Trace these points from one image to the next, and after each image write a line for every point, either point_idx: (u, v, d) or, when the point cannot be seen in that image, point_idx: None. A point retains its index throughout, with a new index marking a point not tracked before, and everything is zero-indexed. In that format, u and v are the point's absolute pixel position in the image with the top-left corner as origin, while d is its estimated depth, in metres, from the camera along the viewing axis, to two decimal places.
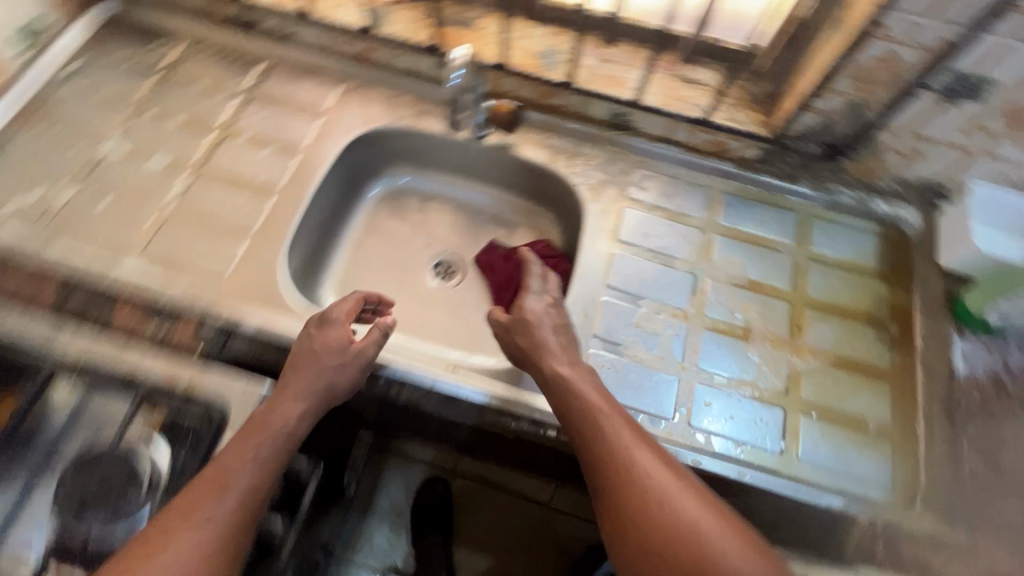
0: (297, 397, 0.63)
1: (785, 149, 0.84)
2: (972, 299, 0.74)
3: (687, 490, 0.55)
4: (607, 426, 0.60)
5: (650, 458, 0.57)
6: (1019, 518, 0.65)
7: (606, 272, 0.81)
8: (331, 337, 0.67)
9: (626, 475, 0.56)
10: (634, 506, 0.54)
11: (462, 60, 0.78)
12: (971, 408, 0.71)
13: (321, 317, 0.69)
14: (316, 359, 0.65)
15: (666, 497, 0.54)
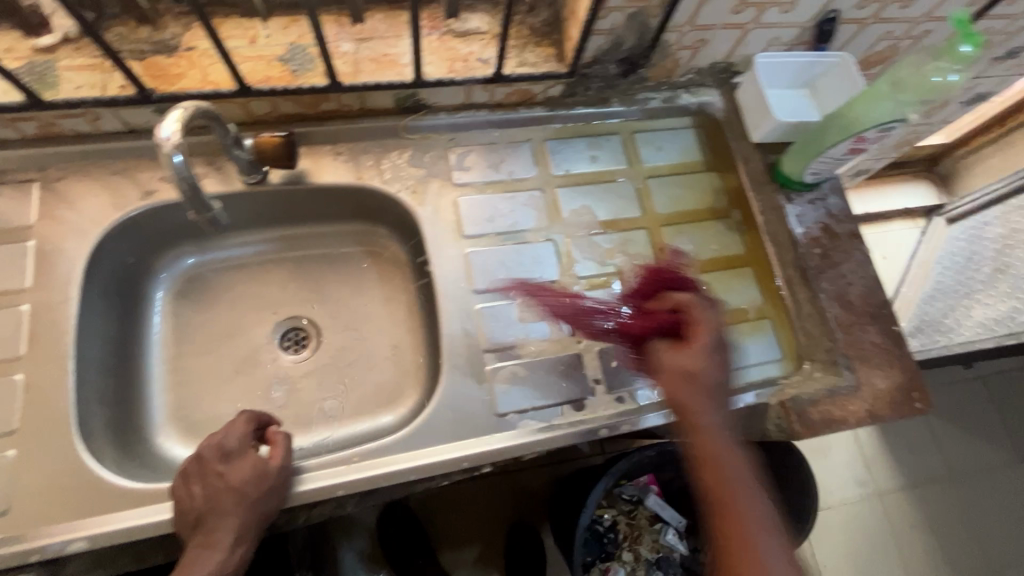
0: (202, 533, 0.57)
1: (585, 77, 0.79)
2: (789, 167, 0.78)
3: (780, 548, 0.54)
4: (706, 432, 0.59)
5: (750, 497, 0.56)
6: (879, 340, 0.75)
7: (468, 277, 0.74)
8: (240, 474, 0.59)
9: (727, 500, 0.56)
10: (721, 495, 0.56)
11: (179, 137, 0.55)
12: (817, 262, 0.78)
13: (217, 451, 0.60)
14: (233, 502, 0.58)
15: (730, 505, 0.56)
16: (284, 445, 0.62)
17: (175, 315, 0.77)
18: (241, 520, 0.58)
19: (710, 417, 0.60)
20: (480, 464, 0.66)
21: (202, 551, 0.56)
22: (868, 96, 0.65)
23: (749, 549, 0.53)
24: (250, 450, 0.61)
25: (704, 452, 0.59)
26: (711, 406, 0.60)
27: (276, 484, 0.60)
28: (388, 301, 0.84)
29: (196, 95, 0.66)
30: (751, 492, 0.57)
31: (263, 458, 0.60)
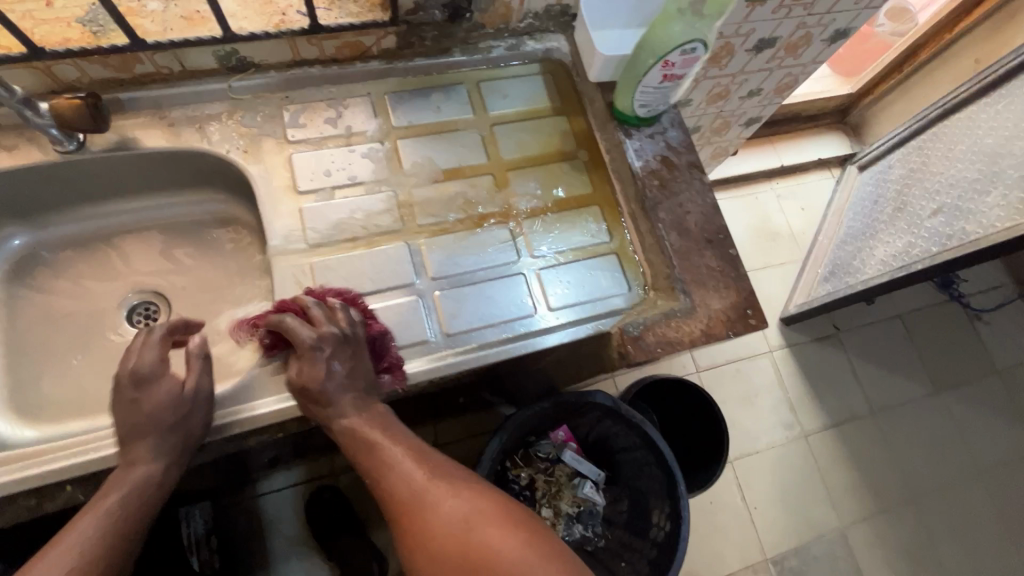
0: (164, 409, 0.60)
1: (414, 26, 0.79)
2: (621, 102, 0.79)
3: (467, 498, 0.60)
4: (397, 469, 0.63)
5: (449, 489, 0.61)
6: (715, 262, 0.77)
7: (302, 232, 0.73)
8: (161, 393, 0.59)
9: (457, 534, 0.57)
10: (459, 528, 0.58)
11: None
12: (656, 193, 0.80)
13: (131, 377, 0.60)
14: (149, 426, 0.59)
15: (477, 521, 0.58)
16: (196, 373, 0.62)
17: (9, 297, 0.75)
18: (161, 439, 0.59)
19: (402, 467, 0.63)
20: (315, 413, 0.66)
21: (125, 471, 0.59)
22: (666, 21, 0.67)
23: (499, 543, 0.56)
24: (164, 372, 0.61)
25: (409, 502, 0.61)
26: (403, 457, 0.64)
27: (193, 408, 0.61)
28: (241, 267, 0.83)
29: None
30: (455, 484, 0.62)
31: (175, 385, 0.61)
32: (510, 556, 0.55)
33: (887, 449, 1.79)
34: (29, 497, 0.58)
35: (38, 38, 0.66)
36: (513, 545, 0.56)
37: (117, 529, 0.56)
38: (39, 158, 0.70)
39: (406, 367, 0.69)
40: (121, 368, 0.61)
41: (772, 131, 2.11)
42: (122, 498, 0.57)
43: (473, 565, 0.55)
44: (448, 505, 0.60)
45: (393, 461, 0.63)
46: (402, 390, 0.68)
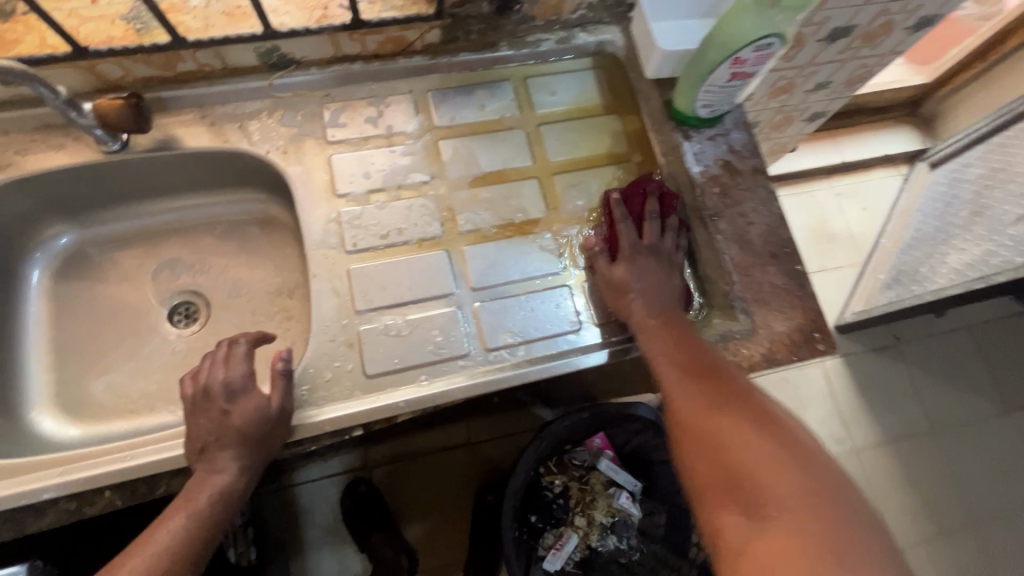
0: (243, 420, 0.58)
1: (459, 19, 0.74)
2: (681, 102, 0.73)
3: (698, 397, 0.60)
4: (674, 394, 0.61)
5: (687, 391, 0.61)
6: (779, 279, 0.70)
7: (341, 237, 0.71)
8: (247, 407, 0.59)
9: (696, 422, 0.58)
10: (690, 432, 0.58)
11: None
12: (716, 202, 0.73)
13: (222, 388, 0.59)
14: (234, 437, 0.58)
15: (720, 421, 0.56)
16: (282, 386, 0.60)
17: (57, 294, 0.76)
18: (244, 450, 0.58)
19: (677, 381, 0.62)
20: (348, 427, 0.64)
21: (207, 478, 0.57)
22: (737, 12, 0.60)
23: (731, 440, 0.54)
24: (253, 384, 0.60)
25: (663, 389, 0.62)
26: (666, 356, 0.64)
27: (276, 424, 0.60)
28: (279, 268, 0.81)
29: (30, 58, 0.63)
30: (703, 391, 0.60)
31: (263, 398, 0.59)
32: (759, 471, 0.51)
33: (950, 471, 1.67)
34: (71, 499, 0.58)
35: (83, 37, 0.65)
36: (761, 457, 0.52)
37: (199, 538, 0.55)
38: (85, 158, 0.70)
39: (635, 303, 0.67)
40: (205, 379, 0.60)
41: (834, 125, 1.97)
42: (205, 506, 0.56)
43: (732, 471, 0.53)
44: (683, 407, 0.59)
45: (681, 354, 0.64)
46: (653, 306, 0.67)
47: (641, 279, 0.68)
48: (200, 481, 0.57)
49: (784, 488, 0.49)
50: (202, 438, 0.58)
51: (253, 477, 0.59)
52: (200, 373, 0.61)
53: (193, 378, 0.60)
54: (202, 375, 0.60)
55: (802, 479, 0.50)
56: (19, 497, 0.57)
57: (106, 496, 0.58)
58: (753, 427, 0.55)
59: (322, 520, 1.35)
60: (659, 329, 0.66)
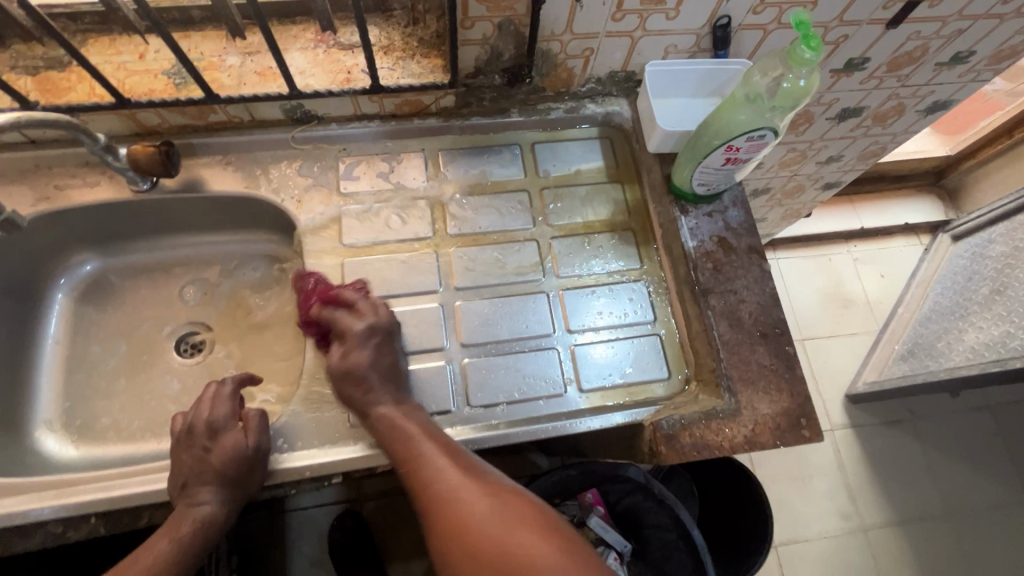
0: (222, 459, 0.59)
1: (472, 88, 0.79)
2: (679, 177, 0.75)
3: (504, 508, 0.55)
4: (463, 497, 0.56)
5: (500, 508, 0.55)
6: (768, 360, 0.71)
7: (343, 286, 0.74)
8: (227, 445, 0.59)
9: (483, 539, 0.53)
10: (445, 536, 0.55)
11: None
12: (709, 278, 0.74)
13: (206, 427, 0.61)
14: (215, 476, 0.58)
15: (516, 530, 0.53)
16: (259, 425, 0.61)
17: (75, 317, 0.81)
18: (225, 487, 0.59)
19: (436, 464, 0.59)
20: (328, 474, 0.65)
21: (186, 513, 0.57)
22: (733, 105, 0.62)
23: (526, 544, 0.52)
24: (237, 424, 0.62)
25: (434, 490, 0.58)
26: (436, 453, 0.60)
27: (256, 463, 0.60)
28: (284, 307, 0.84)
29: (78, 107, 0.69)
30: (490, 485, 0.58)
31: (243, 437, 0.60)
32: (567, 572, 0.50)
33: (965, 558, 1.57)
34: (57, 523, 0.60)
35: (128, 88, 0.72)
36: (530, 540, 0.53)
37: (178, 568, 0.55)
38: (117, 196, 0.75)
39: (368, 397, 0.64)
40: (192, 418, 0.62)
41: (854, 191, 1.96)
42: (185, 536, 0.56)
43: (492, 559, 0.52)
44: (482, 518, 0.54)
45: (460, 470, 0.58)
46: (395, 398, 0.65)
47: (501, 317, 0.72)
48: (180, 515, 0.57)
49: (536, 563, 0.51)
50: (184, 474, 0.59)
51: (233, 512, 0.60)
52: (189, 412, 0.63)
53: (178, 418, 0.62)
54: (186, 416, 0.62)
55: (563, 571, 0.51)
56: (11, 516, 0.59)
57: (91, 523, 0.61)
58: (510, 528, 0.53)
59: (309, 551, 1.35)
60: (469, 474, 0.58)
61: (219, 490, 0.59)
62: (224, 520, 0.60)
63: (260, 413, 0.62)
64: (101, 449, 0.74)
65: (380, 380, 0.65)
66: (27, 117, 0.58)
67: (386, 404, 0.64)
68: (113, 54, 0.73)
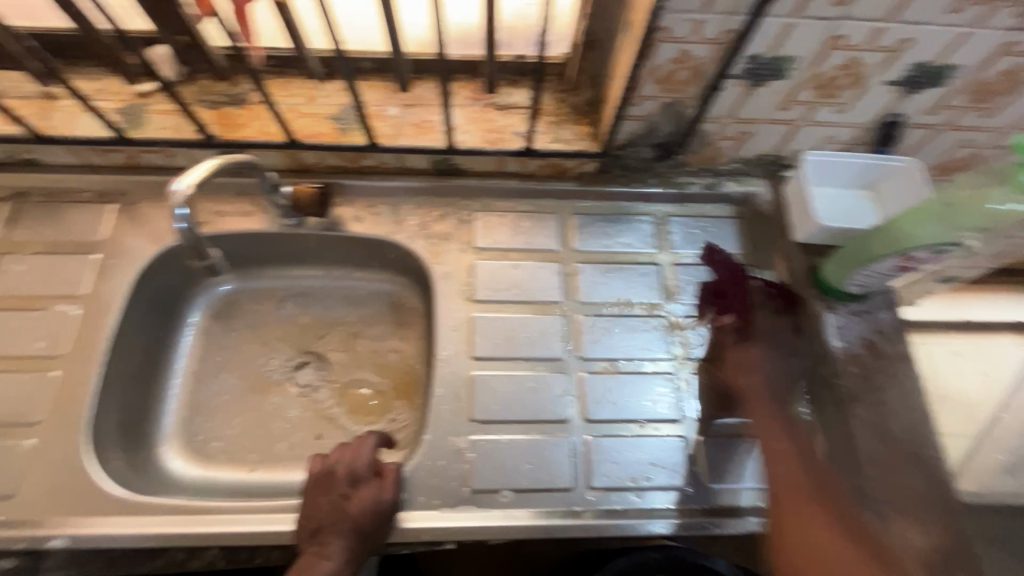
0: (359, 511, 0.58)
1: (618, 159, 0.79)
2: (833, 271, 0.71)
3: (832, 514, 0.58)
4: (774, 450, 0.63)
5: (782, 455, 0.62)
6: (920, 485, 0.65)
7: (469, 341, 0.74)
8: (366, 497, 0.59)
9: (791, 497, 0.60)
10: (798, 503, 0.60)
11: (191, 190, 0.59)
12: (854, 384, 0.70)
13: (346, 474, 0.60)
14: (349, 528, 0.57)
15: (807, 500, 0.60)
16: (397, 481, 0.61)
17: (206, 334, 0.83)
18: (355, 541, 0.57)
19: (774, 446, 0.63)
20: (444, 539, 0.63)
21: (316, 564, 0.55)
22: (922, 215, 0.59)
23: (827, 547, 0.56)
24: (373, 476, 0.61)
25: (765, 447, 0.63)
26: (755, 364, 0.66)
27: (387, 519, 0.59)
28: (398, 349, 0.84)
29: (251, 143, 0.73)
30: (824, 494, 0.59)
31: (379, 490, 0.60)
32: (836, 562, 0.56)
33: None
34: (181, 549, 0.61)
35: (296, 129, 0.75)
36: (833, 553, 0.56)
37: None
38: (266, 227, 0.78)
39: (716, 327, 0.72)
40: (330, 461, 0.62)
41: None
42: None
43: (821, 562, 0.56)
44: (774, 476, 0.62)
45: (801, 459, 0.63)
46: (765, 359, 0.67)
47: (760, 366, 0.67)
48: (309, 564, 0.55)
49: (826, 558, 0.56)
50: (318, 522, 0.57)
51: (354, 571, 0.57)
52: (327, 454, 0.63)
53: (316, 459, 0.62)
54: (325, 459, 0.62)
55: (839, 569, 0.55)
56: (141, 538, 0.60)
57: (212, 553, 0.61)
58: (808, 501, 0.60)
59: None
60: (810, 491, 0.61)
61: (349, 543, 0.57)
62: None
63: (397, 468, 0.62)
64: (214, 471, 0.75)
65: (762, 375, 0.66)
66: (234, 159, 0.63)
67: (762, 346, 0.67)
68: (288, 96, 0.77)
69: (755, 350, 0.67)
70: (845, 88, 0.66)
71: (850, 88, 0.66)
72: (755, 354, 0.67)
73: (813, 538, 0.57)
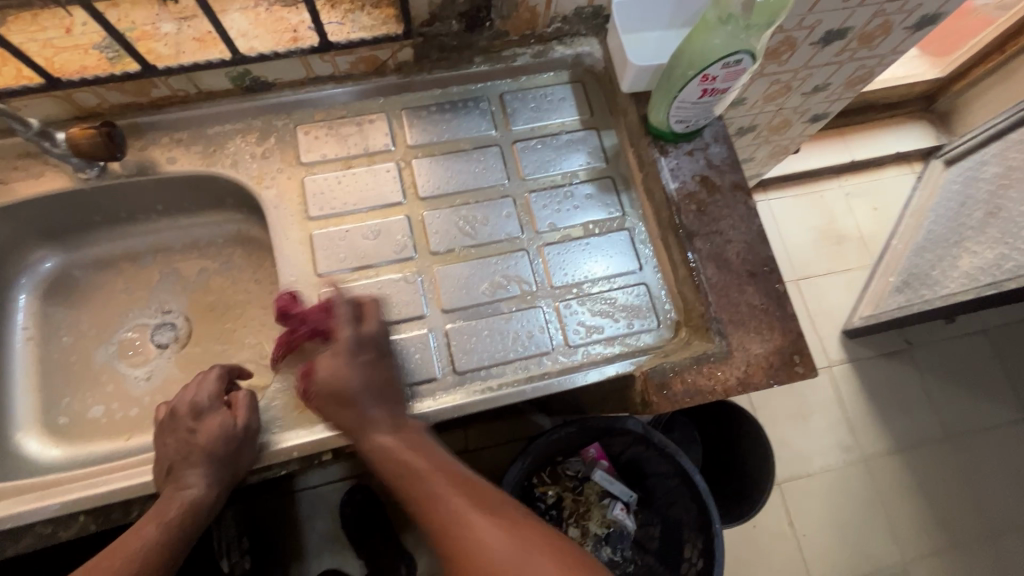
0: (208, 441, 0.58)
1: (429, 38, 0.74)
2: (655, 116, 0.71)
3: (516, 536, 0.53)
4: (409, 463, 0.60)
5: (484, 521, 0.55)
6: (758, 300, 0.68)
7: (313, 260, 0.71)
8: (214, 425, 0.58)
9: (454, 532, 0.54)
10: (444, 547, 0.54)
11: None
12: (693, 220, 0.71)
13: (189, 409, 0.60)
14: (203, 456, 0.57)
15: (488, 530, 0.54)
16: (247, 404, 0.60)
17: (44, 317, 0.78)
18: (214, 468, 0.58)
19: (432, 479, 0.59)
20: (320, 451, 0.64)
21: (174, 497, 0.56)
22: (707, 28, 0.59)
23: (471, 542, 0.53)
24: (224, 405, 0.60)
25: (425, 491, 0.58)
26: (422, 456, 0.61)
27: (245, 441, 0.59)
28: (259, 288, 0.81)
29: (5, 91, 0.64)
30: (493, 517, 0.55)
31: (231, 417, 0.59)
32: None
33: (960, 479, 1.57)
34: (44, 524, 0.59)
35: (57, 67, 0.66)
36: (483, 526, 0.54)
37: (166, 552, 0.54)
38: (64, 186, 0.71)
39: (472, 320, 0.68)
40: (177, 401, 0.60)
41: (844, 122, 1.87)
42: (173, 520, 0.55)
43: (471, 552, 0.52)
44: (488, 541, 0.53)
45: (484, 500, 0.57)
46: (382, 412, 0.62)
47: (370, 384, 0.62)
48: (169, 498, 0.56)
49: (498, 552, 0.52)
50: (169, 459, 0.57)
51: (224, 491, 0.59)
52: (175, 396, 0.61)
53: (163, 403, 0.61)
54: (171, 401, 0.60)
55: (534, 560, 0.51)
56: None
57: (80, 522, 0.59)
58: (478, 510, 0.56)
59: (323, 527, 1.17)
60: (454, 500, 0.57)
61: (208, 471, 0.58)
62: (213, 502, 0.59)
63: (249, 394, 0.61)
64: (87, 446, 0.73)
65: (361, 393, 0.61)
66: None
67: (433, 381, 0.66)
68: (37, 32, 0.67)
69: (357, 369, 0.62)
70: None
71: None
72: (453, 321, 0.67)
73: (489, 543, 0.53)
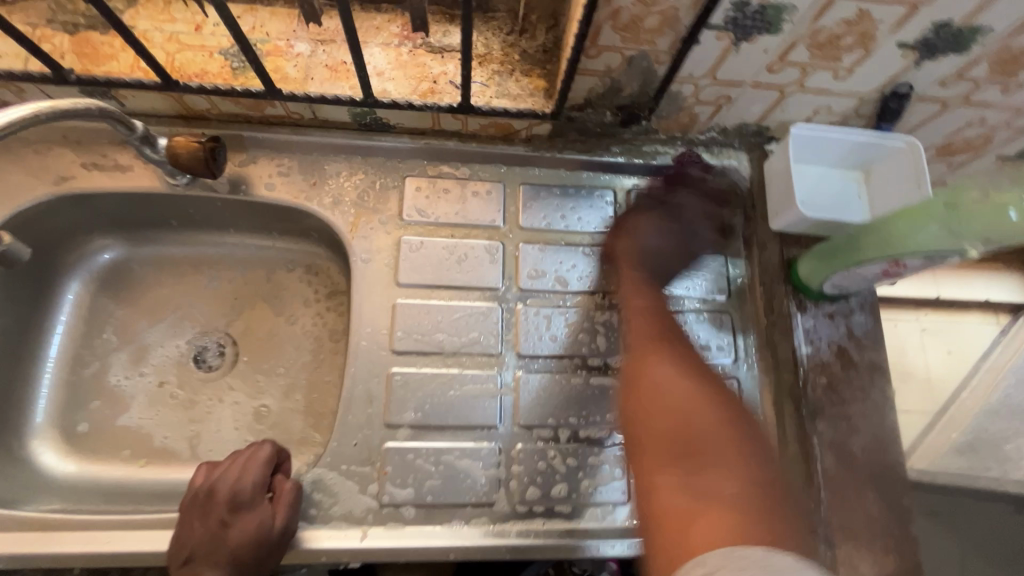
0: (237, 543, 0.51)
1: (575, 121, 0.67)
2: (807, 269, 0.63)
3: (747, 445, 0.48)
4: (651, 368, 0.55)
5: (673, 375, 0.54)
6: (877, 510, 0.59)
7: (391, 332, 0.64)
8: (250, 524, 0.52)
9: (669, 409, 0.51)
10: (646, 441, 0.51)
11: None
12: (820, 396, 0.62)
13: (231, 494, 0.53)
14: (229, 557, 0.51)
15: (697, 401, 0.51)
16: (291, 505, 0.53)
17: (90, 308, 0.72)
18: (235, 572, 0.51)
19: (666, 365, 0.55)
20: (344, 560, 0.56)
21: None
22: (922, 219, 0.50)
23: (691, 418, 0.50)
24: (265, 497, 0.54)
25: (640, 348, 0.58)
26: (646, 308, 0.61)
27: (275, 548, 0.52)
28: (318, 332, 0.73)
29: (118, 81, 0.59)
30: (697, 375, 0.54)
31: (269, 515, 0.52)
32: (704, 426, 0.49)
33: None
34: (33, 572, 0.53)
35: (178, 66, 0.61)
36: (720, 441, 0.48)
37: None
38: (150, 185, 0.65)
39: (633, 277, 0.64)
40: (217, 479, 0.54)
41: None
42: None
43: (698, 453, 0.48)
44: (662, 380, 0.54)
45: (664, 337, 0.58)
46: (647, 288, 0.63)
47: (658, 238, 0.66)
48: None
49: (744, 495, 0.44)
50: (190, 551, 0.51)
51: None
52: (216, 469, 0.55)
53: (199, 474, 0.55)
54: (207, 477, 0.54)
55: (764, 471, 0.46)
56: None
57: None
58: (677, 372, 0.54)
59: None
60: (705, 407, 0.50)
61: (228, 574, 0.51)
62: None
63: (293, 489, 0.55)
64: (97, 465, 0.66)
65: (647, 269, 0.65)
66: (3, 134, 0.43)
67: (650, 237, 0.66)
68: (166, 23, 0.62)
69: (658, 231, 0.66)
70: (847, 51, 0.55)
71: (854, 49, 0.54)
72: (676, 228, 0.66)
73: (664, 380, 0.54)
